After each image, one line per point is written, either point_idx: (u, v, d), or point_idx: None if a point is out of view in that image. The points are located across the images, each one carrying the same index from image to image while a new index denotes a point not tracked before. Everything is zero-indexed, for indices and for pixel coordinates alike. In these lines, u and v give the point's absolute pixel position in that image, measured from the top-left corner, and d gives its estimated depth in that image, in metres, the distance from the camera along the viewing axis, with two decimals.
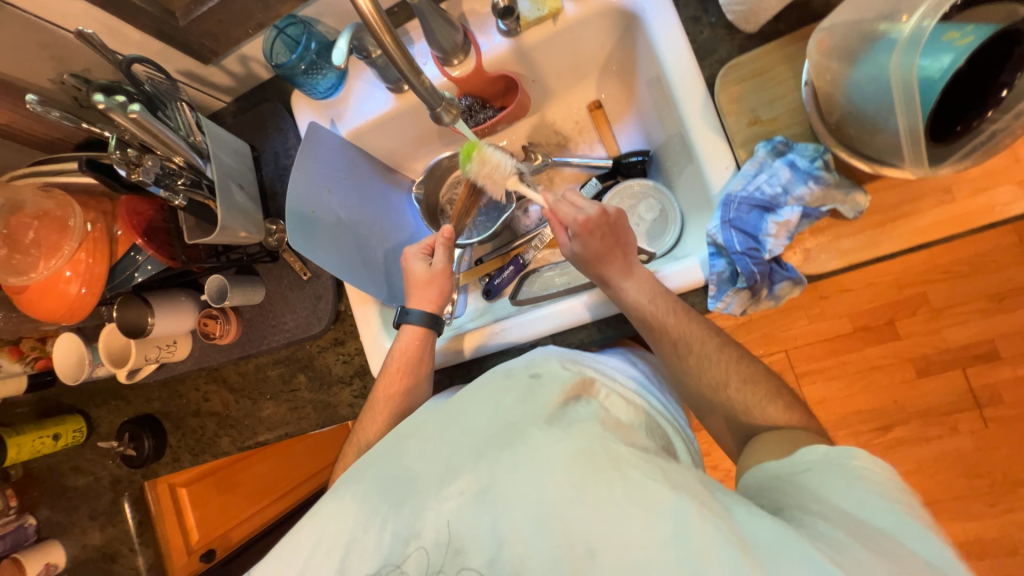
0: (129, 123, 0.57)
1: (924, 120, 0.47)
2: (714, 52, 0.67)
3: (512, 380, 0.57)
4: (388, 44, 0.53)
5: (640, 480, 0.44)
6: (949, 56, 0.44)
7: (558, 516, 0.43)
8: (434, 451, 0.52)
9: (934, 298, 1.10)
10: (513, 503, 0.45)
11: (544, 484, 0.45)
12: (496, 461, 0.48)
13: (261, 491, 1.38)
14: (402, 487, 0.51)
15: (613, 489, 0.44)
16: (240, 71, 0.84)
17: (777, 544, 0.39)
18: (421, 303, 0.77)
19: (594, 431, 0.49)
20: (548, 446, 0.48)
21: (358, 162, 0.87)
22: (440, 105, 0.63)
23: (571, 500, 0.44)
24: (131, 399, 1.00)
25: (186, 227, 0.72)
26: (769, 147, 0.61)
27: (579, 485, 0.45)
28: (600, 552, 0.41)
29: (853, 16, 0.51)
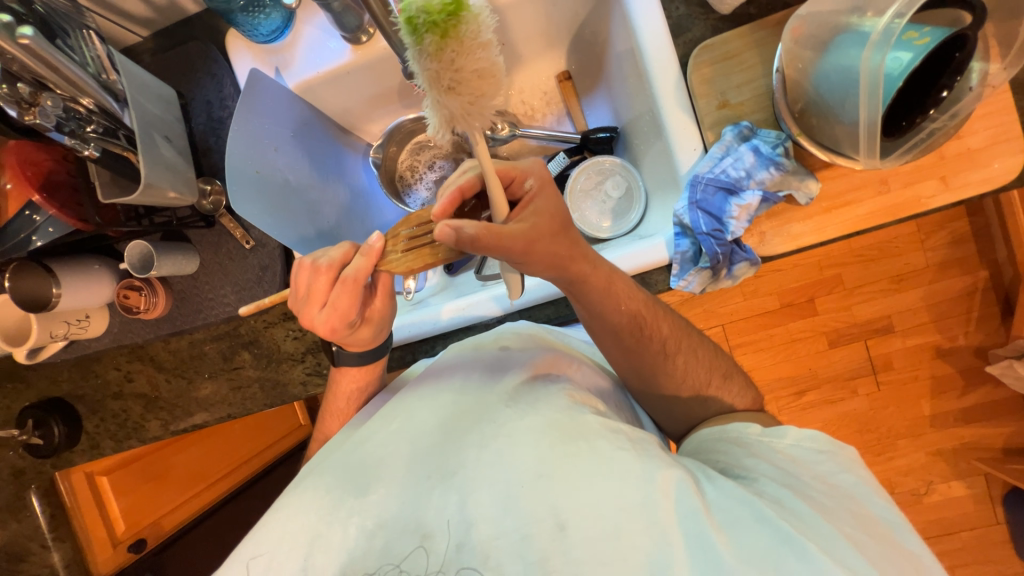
0: (16, 49, 0.47)
1: (882, 114, 0.49)
2: (688, 31, 0.67)
3: (481, 361, 0.57)
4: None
5: (609, 451, 0.45)
6: (908, 55, 0.47)
7: (527, 491, 0.44)
8: (401, 435, 0.51)
9: (848, 279, 1.24)
10: (481, 480, 0.45)
11: (513, 463, 0.45)
12: (464, 442, 0.48)
13: (185, 483, 1.24)
14: (362, 475, 0.49)
15: (581, 462, 0.44)
16: (161, 0, 0.72)
17: (734, 509, 0.44)
18: (352, 345, 0.64)
19: (559, 406, 0.49)
20: (516, 422, 0.48)
21: (309, 120, 0.78)
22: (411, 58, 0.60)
23: (539, 476, 0.44)
24: (33, 381, 0.87)
25: (97, 183, 0.59)
26: (735, 131, 0.64)
27: (546, 459, 0.45)
28: (571, 525, 0.42)
29: (827, 8, 0.53)
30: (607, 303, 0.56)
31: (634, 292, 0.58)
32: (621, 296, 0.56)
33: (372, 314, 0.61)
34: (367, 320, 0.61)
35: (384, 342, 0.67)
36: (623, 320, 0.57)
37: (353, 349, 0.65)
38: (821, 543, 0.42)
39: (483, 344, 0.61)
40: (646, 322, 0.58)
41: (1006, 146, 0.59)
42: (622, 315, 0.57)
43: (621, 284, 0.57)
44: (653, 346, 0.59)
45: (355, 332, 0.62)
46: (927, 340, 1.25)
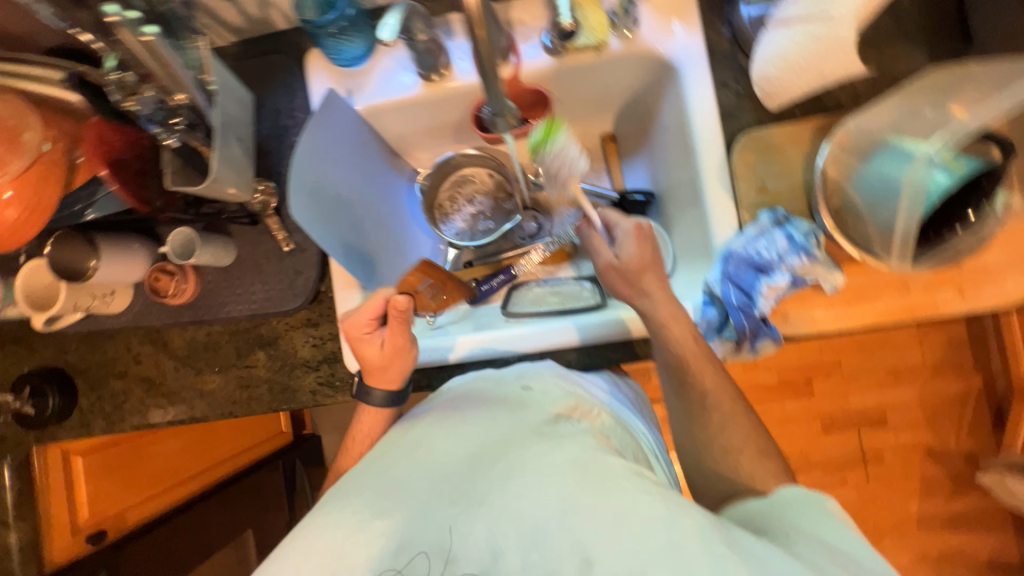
0: (136, 44, 0.50)
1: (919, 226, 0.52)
2: (736, 118, 0.73)
3: (503, 395, 0.58)
4: (481, 42, 0.46)
5: (636, 494, 0.44)
6: (947, 177, 0.51)
7: (550, 527, 0.44)
8: (427, 459, 0.51)
9: (847, 367, 1.27)
10: (506, 511, 0.45)
11: (539, 497, 0.45)
12: (490, 472, 0.48)
13: (157, 477, 1.21)
14: (384, 491, 0.49)
15: (607, 501, 0.44)
16: (256, 14, 0.77)
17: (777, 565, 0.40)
18: (375, 381, 0.69)
19: (586, 446, 0.50)
20: (541, 457, 0.48)
21: (368, 141, 0.83)
22: (501, 116, 0.56)
23: (564, 513, 0.44)
24: (38, 348, 0.86)
25: (168, 170, 0.61)
26: (771, 216, 0.68)
27: (570, 497, 0.45)
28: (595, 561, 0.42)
29: (871, 121, 0.57)
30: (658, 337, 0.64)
31: (689, 337, 0.64)
32: (677, 337, 0.64)
33: (388, 342, 0.67)
34: (381, 350, 0.67)
35: (407, 388, 0.72)
36: (673, 359, 0.64)
37: (375, 386, 0.70)
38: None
39: (507, 378, 0.62)
40: (690, 369, 0.63)
41: (1020, 270, 0.63)
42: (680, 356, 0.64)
43: (676, 328, 0.64)
44: (693, 396, 0.64)
45: (363, 345, 0.67)
46: (919, 441, 1.27)
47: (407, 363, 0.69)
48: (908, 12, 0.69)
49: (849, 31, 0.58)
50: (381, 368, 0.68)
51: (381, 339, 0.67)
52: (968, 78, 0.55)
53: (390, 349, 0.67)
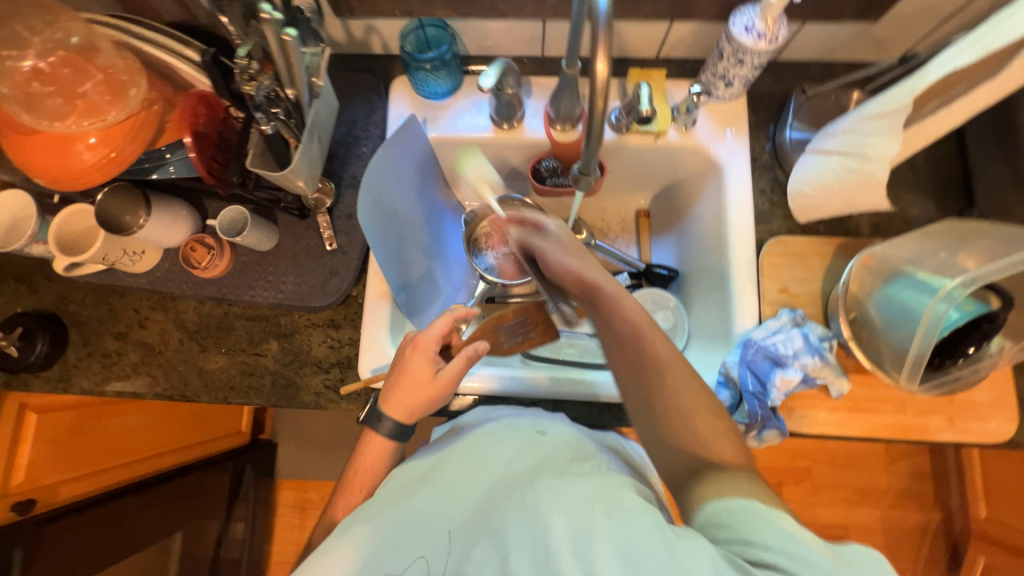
0: (273, 39, 0.54)
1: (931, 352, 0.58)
2: (768, 223, 0.80)
3: (519, 434, 0.63)
4: (596, 113, 0.51)
5: (643, 524, 0.47)
6: (953, 315, 0.60)
7: (559, 553, 0.47)
8: (441, 494, 0.58)
9: (816, 477, 1.39)
10: (517, 537, 0.50)
11: (548, 524, 0.49)
12: (505, 504, 0.53)
13: (103, 454, 1.13)
14: (402, 521, 0.56)
15: (613, 530, 0.47)
16: (359, 36, 0.84)
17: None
18: (391, 409, 0.66)
19: (597, 481, 0.53)
20: (555, 489, 0.53)
21: (430, 168, 0.88)
22: (584, 174, 0.63)
23: (571, 540, 0.47)
24: (40, 291, 0.83)
25: (251, 151, 0.64)
26: (791, 315, 0.73)
27: (581, 523, 0.48)
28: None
29: (893, 250, 0.65)
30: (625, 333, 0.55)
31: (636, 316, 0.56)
32: (629, 317, 0.56)
33: (444, 375, 0.66)
34: (433, 378, 0.66)
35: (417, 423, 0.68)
36: (626, 335, 0.55)
37: (389, 414, 0.66)
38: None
39: (525, 421, 0.66)
40: (636, 345, 0.54)
41: (1001, 410, 0.70)
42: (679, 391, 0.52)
43: (629, 302, 0.58)
44: (667, 410, 0.52)
45: (420, 366, 0.66)
46: None
47: (437, 401, 0.67)
48: (920, 170, 0.80)
49: (883, 173, 0.65)
50: (414, 394, 0.66)
51: (438, 368, 0.67)
52: (985, 233, 0.62)
53: (443, 380, 0.66)
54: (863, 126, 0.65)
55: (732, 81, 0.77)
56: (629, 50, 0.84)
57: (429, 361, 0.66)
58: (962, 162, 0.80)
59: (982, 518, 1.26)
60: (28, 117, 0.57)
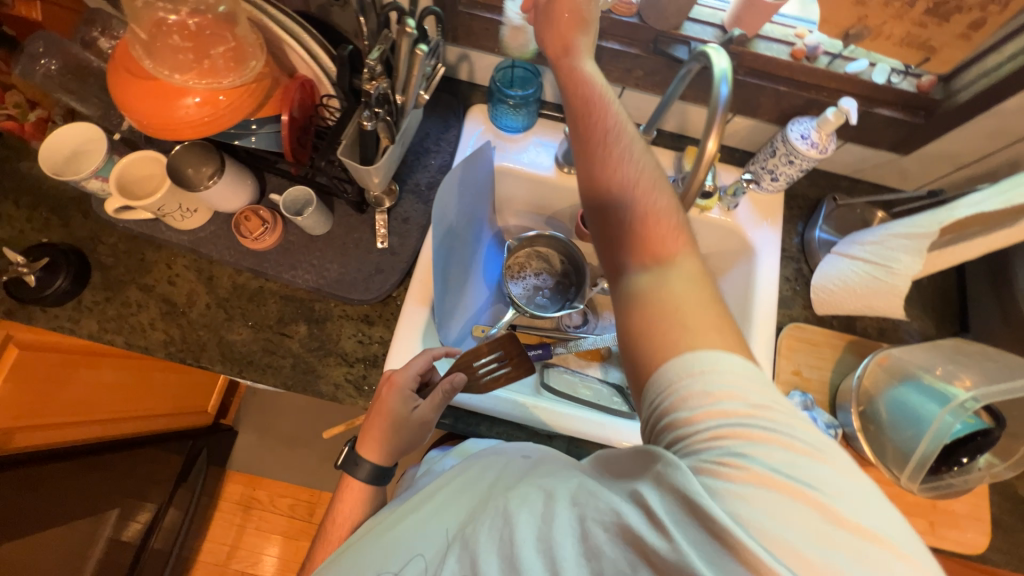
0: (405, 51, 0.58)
1: (934, 457, 0.63)
2: (789, 308, 0.87)
3: (507, 460, 0.65)
4: (699, 179, 0.59)
5: (594, 497, 0.44)
6: (960, 425, 0.66)
7: (520, 552, 0.44)
8: (423, 517, 0.60)
9: None
10: (482, 540, 0.48)
11: (506, 522, 0.47)
12: (481, 510, 0.53)
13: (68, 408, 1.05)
14: (390, 543, 0.58)
15: (568, 513, 0.44)
16: (451, 61, 0.90)
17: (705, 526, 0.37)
18: (365, 451, 0.69)
19: (562, 475, 0.51)
20: (522, 487, 0.51)
21: (486, 191, 0.92)
22: None
23: (535, 536, 0.44)
24: (73, 225, 0.81)
25: (343, 143, 0.67)
26: (802, 399, 0.78)
27: (541, 515, 0.46)
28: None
29: (908, 357, 0.71)
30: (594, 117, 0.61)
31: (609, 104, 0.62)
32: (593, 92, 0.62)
33: (417, 414, 0.68)
34: (408, 415, 0.68)
35: (394, 464, 0.72)
36: (581, 107, 0.62)
37: (364, 457, 0.69)
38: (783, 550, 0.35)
39: (511, 450, 0.69)
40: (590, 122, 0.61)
41: (977, 523, 0.75)
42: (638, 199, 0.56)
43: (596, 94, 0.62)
44: (624, 188, 0.57)
45: (395, 402, 0.68)
46: None
47: (411, 438, 0.70)
48: (922, 289, 0.90)
49: (903, 286, 0.73)
50: (388, 428, 0.68)
51: (414, 405, 0.69)
52: (987, 356, 0.69)
53: (415, 420, 0.69)
54: (891, 242, 0.74)
55: (778, 176, 0.85)
56: (687, 129, 0.93)
57: (406, 398, 0.68)
58: (959, 290, 0.90)
59: None
60: (150, 62, 0.60)
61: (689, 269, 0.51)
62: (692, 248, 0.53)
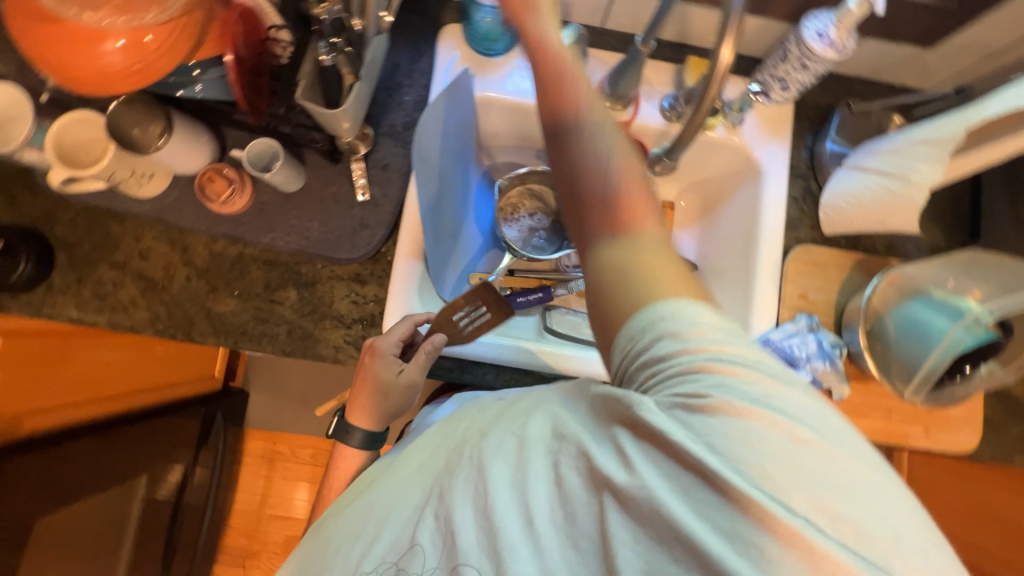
0: None
1: (939, 372, 0.64)
2: (797, 230, 0.83)
3: (481, 403, 0.66)
4: (709, 98, 0.52)
5: (565, 444, 0.45)
6: (968, 339, 0.65)
7: (495, 502, 0.46)
8: (412, 469, 0.63)
9: None
10: (457, 495, 0.50)
11: (481, 477, 0.49)
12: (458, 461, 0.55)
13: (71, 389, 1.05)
14: (374, 503, 0.62)
15: (540, 463, 0.46)
16: None
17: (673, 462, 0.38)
18: (353, 420, 0.73)
19: (530, 410, 0.52)
20: (497, 434, 0.52)
21: (470, 127, 0.84)
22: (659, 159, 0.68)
23: (508, 485, 0.47)
24: (22, 203, 0.74)
25: (303, 83, 0.59)
26: (808, 321, 0.77)
27: (513, 465, 0.47)
28: (536, 524, 0.44)
29: (917, 274, 0.70)
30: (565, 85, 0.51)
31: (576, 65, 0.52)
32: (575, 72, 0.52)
33: (405, 379, 0.69)
34: (395, 380, 0.69)
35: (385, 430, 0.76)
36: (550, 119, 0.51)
37: (354, 426, 0.73)
38: (775, 474, 0.36)
39: (488, 395, 0.70)
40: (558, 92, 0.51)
41: (971, 424, 0.78)
42: (615, 159, 0.48)
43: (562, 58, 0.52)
44: (594, 168, 0.48)
45: (378, 372, 0.69)
46: None
47: (402, 401, 0.72)
48: (936, 198, 0.86)
49: (919, 197, 0.69)
50: (379, 394, 0.70)
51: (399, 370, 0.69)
52: (1000, 265, 0.68)
53: (401, 385, 0.70)
54: (911, 151, 0.68)
55: (789, 85, 0.77)
56: (688, 37, 0.83)
57: (390, 365, 0.69)
58: (972, 197, 0.86)
59: None
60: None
61: (656, 235, 0.46)
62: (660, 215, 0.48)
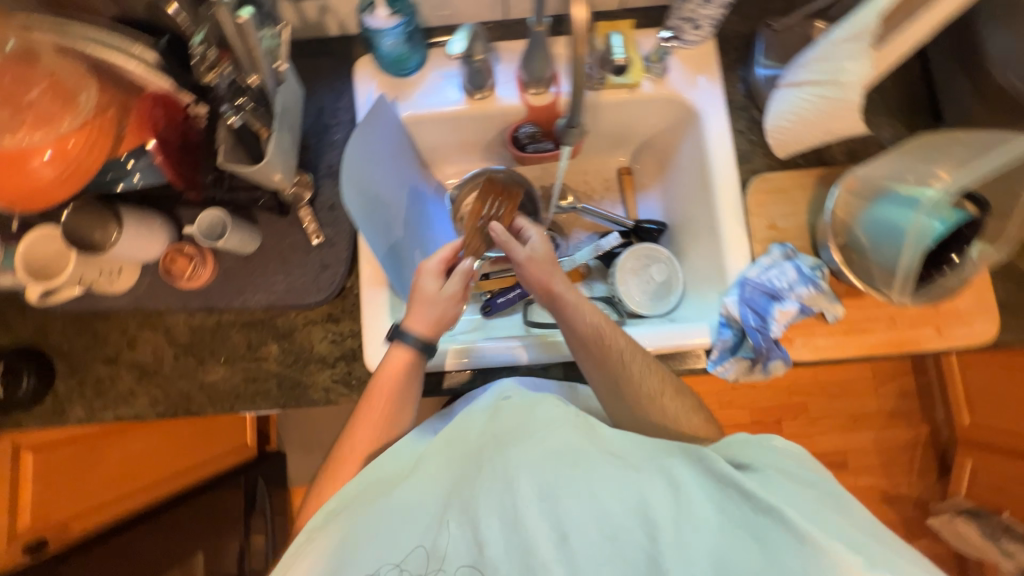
0: (230, 23, 0.51)
1: (918, 265, 0.61)
2: (750, 162, 0.81)
3: (488, 412, 0.71)
4: (579, 60, 0.55)
5: (609, 480, 0.63)
6: (940, 223, 0.61)
7: (523, 519, 0.61)
8: (420, 488, 0.66)
9: (812, 410, 1.64)
10: (489, 504, 0.63)
11: (517, 491, 0.63)
12: (481, 479, 0.65)
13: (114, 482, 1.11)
14: (383, 516, 0.63)
15: (587, 488, 0.62)
16: (314, 18, 0.80)
17: (706, 524, 0.59)
18: (392, 355, 0.71)
19: (547, 434, 0.67)
20: (522, 456, 0.65)
21: (405, 147, 0.86)
22: (574, 128, 0.70)
23: (536, 499, 0.62)
24: (16, 326, 0.79)
25: (220, 148, 0.60)
26: (782, 250, 0.75)
27: (548, 486, 0.63)
28: (570, 536, 0.59)
29: (876, 172, 0.67)
30: (575, 314, 0.72)
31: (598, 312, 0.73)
32: (587, 310, 0.73)
33: (448, 292, 0.73)
34: (437, 292, 0.73)
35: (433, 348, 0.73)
36: (587, 330, 0.72)
37: (396, 357, 0.71)
38: (806, 523, 0.55)
39: (488, 397, 0.73)
40: (595, 334, 0.71)
41: (986, 313, 0.74)
42: (587, 324, 0.72)
43: (587, 309, 0.73)
44: (635, 387, 0.72)
45: (423, 291, 0.73)
46: (873, 483, 1.62)
47: (453, 312, 0.74)
48: (889, 92, 0.83)
49: (857, 97, 0.65)
50: (423, 307, 0.73)
51: (442, 286, 0.74)
52: (956, 140, 0.64)
53: (447, 295, 0.73)
54: (834, 51, 0.65)
55: (699, 23, 0.76)
56: (592, 5, 0.83)
57: (433, 281, 0.74)
58: (926, 82, 0.83)
59: (967, 425, 1.49)
60: None
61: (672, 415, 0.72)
62: (670, 391, 0.72)
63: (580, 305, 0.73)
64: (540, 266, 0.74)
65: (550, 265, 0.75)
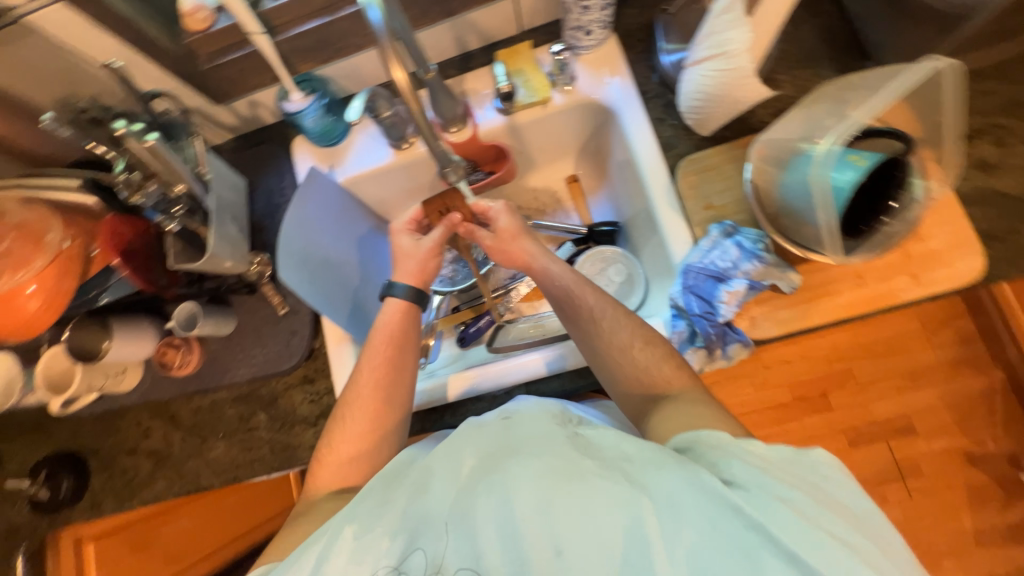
0: (142, 150, 0.60)
1: (836, 221, 0.59)
2: (676, 146, 0.80)
3: (484, 425, 0.63)
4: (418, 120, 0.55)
5: (605, 491, 0.50)
6: (851, 172, 0.58)
7: (522, 531, 0.50)
8: (410, 501, 0.58)
9: (859, 374, 1.48)
10: (488, 514, 0.52)
11: (513, 501, 0.51)
12: (477, 497, 0.54)
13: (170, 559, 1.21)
14: (376, 530, 0.56)
15: (583, 495, 0.50)
16: (247, 113, 0.89)
17: (717, 521, 0.46)
18: (390, 307, 0.77)
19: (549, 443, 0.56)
20: (523, 467, 0.54)
21: (351, 207, 0.91)
22: (448, 166, 0.68)
23: (535, 510, 0.50)
24: (55, 434, 0.91)
25: (173, 252, 0.70)
26: (720, 228, 0.71)
27: (545, 497, 0.51)
28: (569, 552, 0.48)
29: (782, 135, 0.66)
30: (564, 302, 0.74)
31: (568, 269, 0.76)
32: (554, 273, 0.75)
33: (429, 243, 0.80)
34: (417, 245, 0.80)
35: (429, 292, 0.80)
36: (558, 291, 0.75)
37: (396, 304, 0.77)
38: (803, 544, 0.44)
39: (487, 415, 0.65)
40: (573, 293, 0.73)
41: (967, 249, 0.67)
42: (564, 281, 0.75)
43: (557, 268, 0.76)
44: (621, 363, 0.68)
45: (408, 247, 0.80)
46: (953, 445, 1.44)
47: (435, 262, 0.80)
48: (811, 42, 0.79)
49: (749, 64, 0.64)
50: (407, 262, 0.80)
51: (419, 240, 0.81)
52: (854, 87, 0.63)
53: (426, 248, 0.80)
54: (716, 24, 0.64)
55: (589, 28, 0.77)
56: (493, 35, 0.86)
57: (410, 238, 0.82)
58: (851, 20, 0.78)
59: None
60: None
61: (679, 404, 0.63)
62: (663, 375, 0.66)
63: (550, 267, 0.76)
64: (506, 241, 0.78)
65: (518, 239, 0.78)
